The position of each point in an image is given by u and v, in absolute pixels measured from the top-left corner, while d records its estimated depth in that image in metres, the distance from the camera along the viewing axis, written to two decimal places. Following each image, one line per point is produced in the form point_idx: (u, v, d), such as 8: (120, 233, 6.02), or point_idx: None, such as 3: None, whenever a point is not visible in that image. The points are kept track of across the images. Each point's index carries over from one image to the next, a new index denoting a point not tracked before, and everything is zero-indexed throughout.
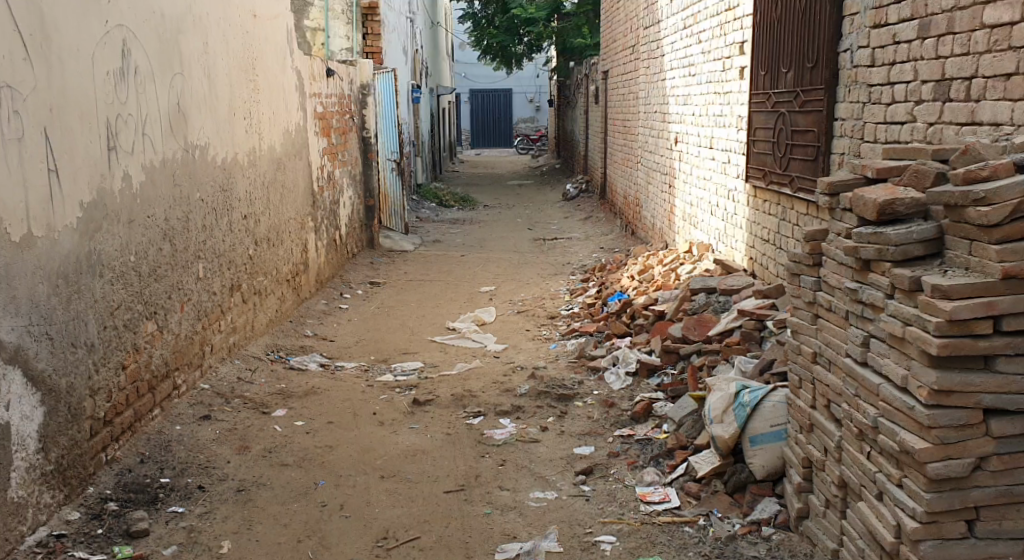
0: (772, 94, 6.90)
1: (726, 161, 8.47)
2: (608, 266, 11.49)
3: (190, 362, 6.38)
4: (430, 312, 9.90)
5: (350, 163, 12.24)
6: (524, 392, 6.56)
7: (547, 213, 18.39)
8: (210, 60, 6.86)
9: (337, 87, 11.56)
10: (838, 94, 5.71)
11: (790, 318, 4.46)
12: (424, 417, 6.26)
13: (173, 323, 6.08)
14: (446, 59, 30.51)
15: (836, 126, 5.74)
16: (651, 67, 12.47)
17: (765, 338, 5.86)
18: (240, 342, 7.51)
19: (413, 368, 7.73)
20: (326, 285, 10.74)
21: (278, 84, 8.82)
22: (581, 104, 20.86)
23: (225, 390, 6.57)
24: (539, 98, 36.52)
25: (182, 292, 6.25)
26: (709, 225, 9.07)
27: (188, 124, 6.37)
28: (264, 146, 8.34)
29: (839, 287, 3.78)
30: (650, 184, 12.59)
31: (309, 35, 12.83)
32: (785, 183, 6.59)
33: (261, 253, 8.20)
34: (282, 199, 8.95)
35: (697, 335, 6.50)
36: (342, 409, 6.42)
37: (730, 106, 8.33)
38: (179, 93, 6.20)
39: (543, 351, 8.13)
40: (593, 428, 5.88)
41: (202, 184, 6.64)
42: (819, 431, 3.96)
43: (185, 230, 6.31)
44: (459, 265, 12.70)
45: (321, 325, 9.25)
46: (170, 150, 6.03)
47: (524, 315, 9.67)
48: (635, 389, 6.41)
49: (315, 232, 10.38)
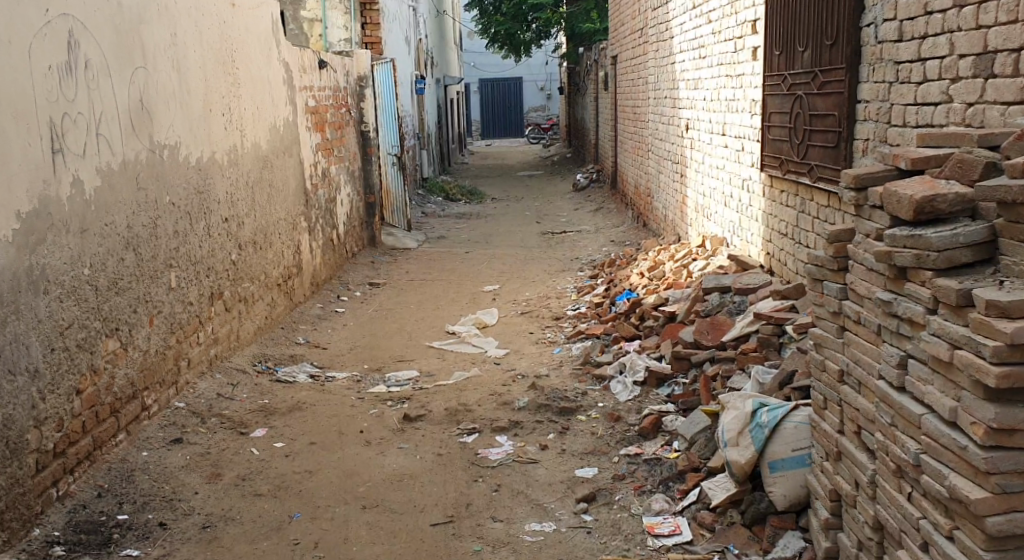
0: (788, 75, 6.39)
1: (740, 149, 7.95)
2: (618, 261, 10.96)
3: (164, 380, 5.91)
4: (431, 315, 9.42)
5: (347, 159, 11.74)
6: (523, 405, 6.06)
7: (557, 205, 17.87)
8: (181, 54, 6.40)
9: (331, 80, 11.07)
10: (862, 72, 5.21)
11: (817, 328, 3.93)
12: (414, 435, 5.77)
13: (141, 339, 5.61)
14: (453, 49, 29.99)
15: (859, 108, 5.27)
16: (660, 51, 11.94)
17: (784, 345, 5.35)
18: (223, 354, 7.04)
19: (409, 377, 7.24)
20: (322, 288, 10.27)
21: (263, 77, 8.34)
22: (591, 92, 20.31)
23: (201, 408, 6.09)
24: (550, 86, 35.96)
25: (152, 304, 5.78)
26: (723, 217, 8.55)
27: (155, 121, 5.92)
28: (247, 144, 7.85)
29: (870, 297, 3.27)
30: (661, 173, 12.07)
31: (305, 26, 12.39)
32: (803, 173, 6.11)
33: (246, 257, 7.73)
34: (270, 200, 8.46)
35: (709, 340, 6.04)
36: (327, 427, 5.93)
37: (743, 89, 7.79)
38: (142, 89, 5.77)
39: (547, 357, 7.64)
40: (598, 447, 5.37)
41: (173, 187, 6.17)
42: (848, 463, 3.45)
43: (154, 238, 5.84)
44: (463, 263, 12.21)
45: (314, 331, 8.77)
46: (134, 152, 5.60)
47: (529, 316, 9.16)
48: (644, 401, 5.91)
49: (309, 233, 9.90)
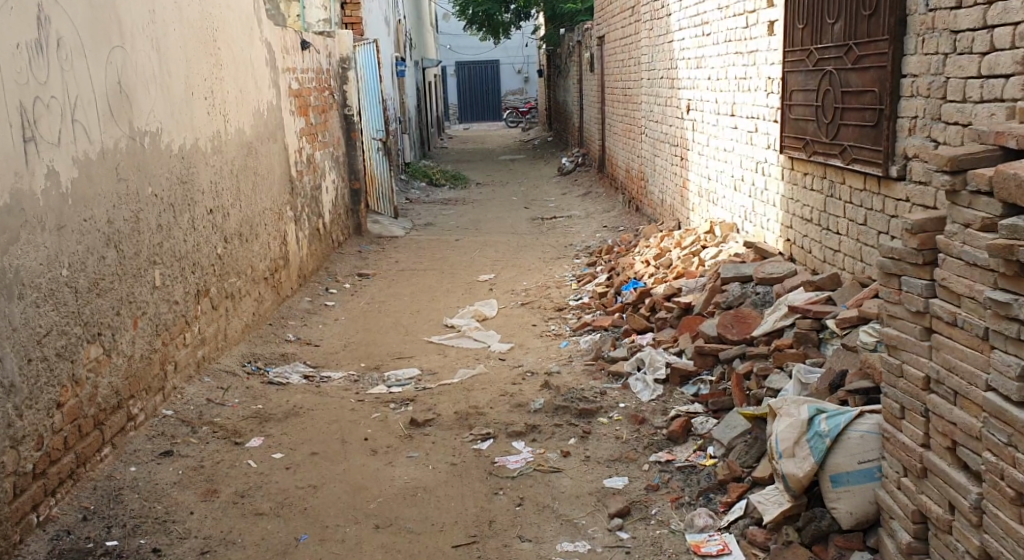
0: (814, 49, 6.02)
1: (753, 130, 7.55)
2: (616, 248, 10.56)
3: (149, 386, 5.45)
4: (426, 307, 8.98)
5: (332, 144, 11.25)
6: (539, 407, 5.65)
7: (544, 189, 17.45)
8: (160, 32, 5.93)
9: (314, 62, 10.57)
10: (907, 43, 4.87)
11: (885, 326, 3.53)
12: (424, 443, 5.34)
13: (124, 343, 5.14)
14: (430, 31, 29.37)
15: (904, 84, 4.92)
16: (655, 30, 11.53)
17: (825, 341, 4.98)
18: (211, 355, 6.58)
19: (410, 376, 6.81)
20: (310, 280, 9.81)
21: (246, 59, 7.85)
22: (574, 74, 19.88)
23: (191, 416, 5.63)
24: (527, 69, 35.46)
25: (135, 304, 5.32)
26: (733, 202, 8.16)
27: (134, 105, 5.45)
28: (231, 130, 7.37)
29: (978, 298, 3.00)
30: (657, 156, 11.67)
31: (284, 7, 11.85)
32: (834, 154, 5.76)
33: (232, 250, 7.26)
34: (255, 188, 7.98)
35: (735, 334, 5.65)
36: (328, 434, 5.50)
37: (756, 67, 7.41)
38: (120, 70, 5.30)
39: (554, 351, 7.23)
40: (625, 453, 4.97)
41: (155, 176, 5.70)
42: (946, 486, 3.16)
43: (136, 232, 5.37)
44: (454, 251, 11.77)
45: (305, 327, 8.31)
46: (111, 139, 5.13)
47: (529, 307, 8.74)
48: (669, 402, 5.53)
49: (295, 222, 9.41)
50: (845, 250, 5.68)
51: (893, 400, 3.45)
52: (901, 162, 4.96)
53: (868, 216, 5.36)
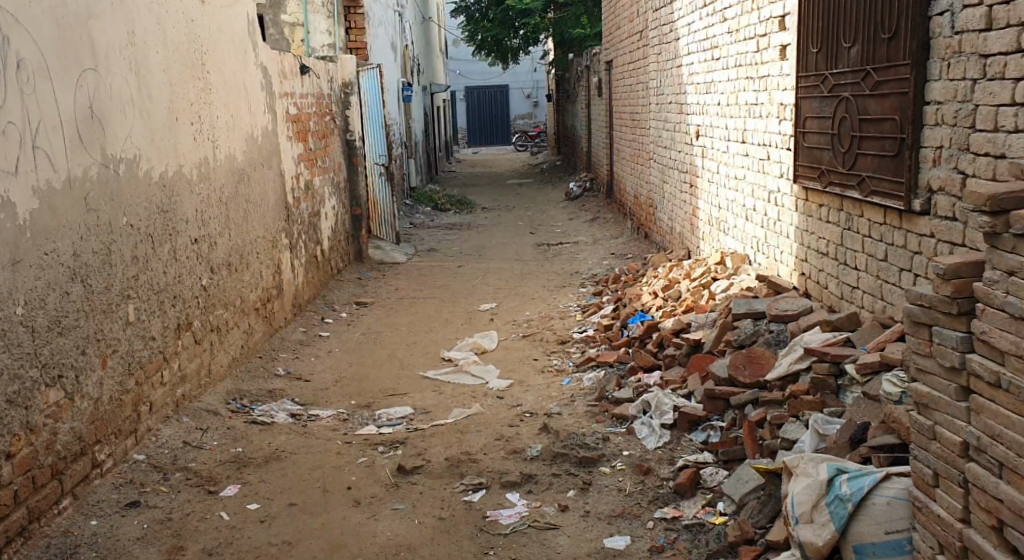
0: (829, 75, 5.68)
1: (765, 157, 7.19)
2: (623, 277, 10.19)
3: (119, 430, 5.10)
4: (425, 339, 8.62)
5: (332, 170, 10.93)
6: (535, 455, 5.29)
7: (551, 214, 17.10)
8: (141, 52, 5.57)
9: (314, 85, 10.25)
10: (931, 68, 4.50)
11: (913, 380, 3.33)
12: (411, 494, 4.98)
13: (90, 385, 4.81)
14: (439, 55, 29.13)
15: (928, 110, 4.55)
16: (664, 53, 11.21)
17: (844, 388, 4.62)
18: (192, 393, 6.21)
19: (402, 416, 6.43)
20: (305, 310, 9.46)
21: (240, 82, 7.53)
22: (583, 99, 19.57)
23: (164, 461, 5.29)
24: (537, 93, 35.23)
25: (105, 342, 4.98)
26: (745, 233, 7.80)
27: (108, 130, 5.12)
28: (220, 155, 6.94)
29: None
30: (666, 183, 11.32)
31: (287, 31, 11.59)
32: (851, 185, 5.40)
33: (220, 282, 6.91)
34: (247, 216, 7.62)
35: (746, 377, 5.33)
36: (309, 483, 5.15)
37: (768, 92, 7.07)
38: (91, 94, 4.98)
39: (555, 389, 6.85)
40: (627, 508, 4.65)
41: (131, 205, 5.35)
42: None
43: (107, 265, 5.03)
44: (456, 279, 11.41)
45: (296, 360, 7.95)
46: (79, 166, 4.81)
47: (531, 339, 8.36)
48: (676, 449, 5.18)
49: (290, 250, 9.07)
50: (864, 287, 5.33)
51: (923, 465, 3.25)
52: (924, 196, 4.58)
53: (888, 252, 5.00)
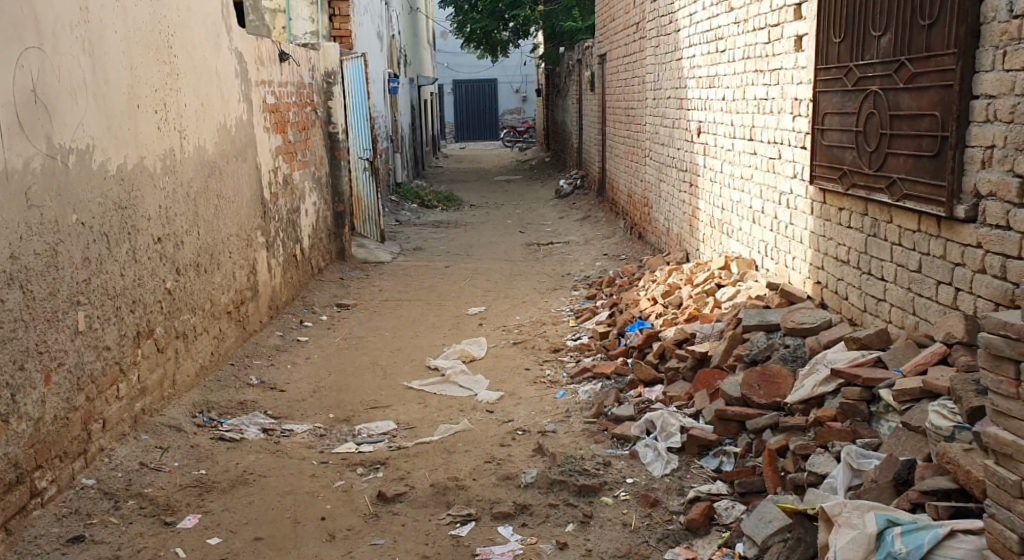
0: (855, 66, 5.19)
1: (775, 156, 6.69)
2: (618, 280, 9.68)
3: (64, 452, 4.61)
4: (409, 345, 8.08)
5: (313, 164, 10.37)
6: (530, 482, 4.79)
7: (541, 212, 16.57)
8: (98, 31, 5.02)
9: (294, 75, 9.69)
10: (981, 58, 4.18)
11: (989, 430, 3.14)
12: (391, 526, 4.50)
13: (29, 405, 4.36)
14: (427, 49, 28.48)
15: (976, 105, 4.21)
16: (662, 47, 10.71)
17: (878, 417, 4.25)
18: (155, 406, 5.65)
19: (385, 431, 5.89)
20: (282, 312, 8.90)
21: (212, 68, 6.96)
22: (574, 93, 19.03)
23: (116, 486, 4.79)
24: (526, 88, 34.68)
25: (48, 354, 4.50)
26: (751, 236, 7.31)
27: (55, 117, 4.61)
28: (189, 147, 6.38)
29: None
30: (663, 181, 10.83)
31: (267, 18, 11.05)
32: (879, 188, 4.94)
33: (188, 284, 6.35)
34: (219, 213, 7.06)
35: (762, 397, 4.83)
36: (279, 512, 4.66)
37: (779, 86, 6.56)
38: (35, 76, 4.48)
39: (551, 402, 6.34)
40: (634, 548, 4.19)
41: (83, 200, 4.81)
42: None
43: (52, 269, 4.54)
44: (443, 279, 10.87)
45: (271, 368, 7.39)
46: (18, 157, 4.33)
47: (523, 346, 7.83)
48: (686, 477, 4.70)
49: (266, 248, 8.50)
50: (893, 300, 4.86)
51: (1006, 528, 3.04)
52: (970, 201, 4.23)
53: (924, 262, 4.57)
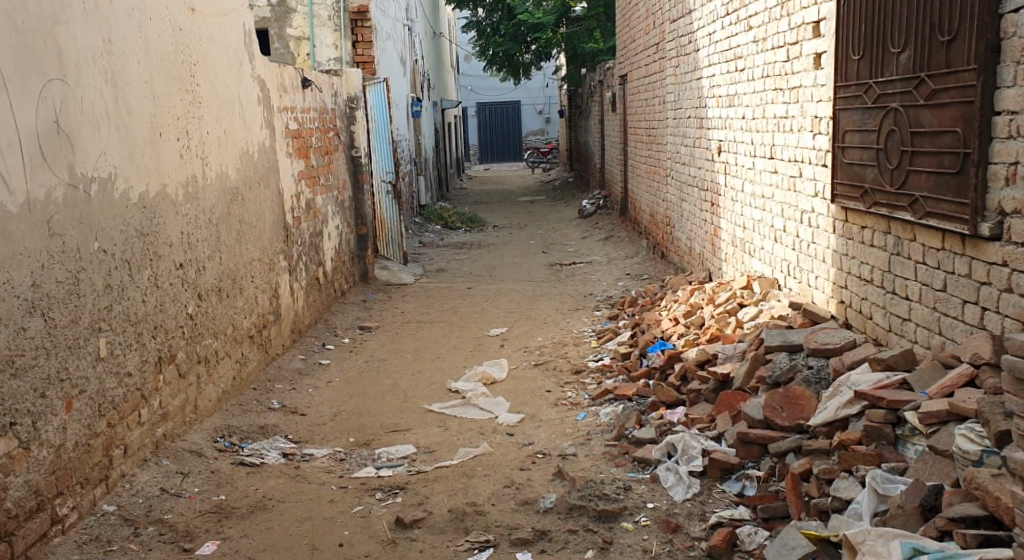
0: (874, 83, 5.14)
1: (796, 174, 6.63)
2: (640, 300, 9.64)
3: (85, 479, 4.64)
4: (431, 367, 8.05)
5: (335, 187, 10.40)
6: (549, 507, 4.75)
7: (564, 232, 16.54)
8: (120, 62, 5.06)
9: (316, 100, 9.74)
10: (1002, 74, 4.13)
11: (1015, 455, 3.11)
12: (409, 553, 4.48)
13: (50, 431, 4.38)
14: (451, 72, 28.64)
15: (999, 120, 4.16)
16: (681, 66, 10.69)
17: (903, 439, 4.20)
18: (176, 432, 5.65)
19: (404, 454, 5.86)
20: (304, 335, 8.90)
21: (234, 94, 6.99)
22: (596, 114, 19.04)
23: (136, 512, 4.79)
24: (549, 109, 34.79)
25: (70, 382, 4.53)
26: (773, 255, 7.25)
27: (78, 148, 4.65)
28: (211, 172, 6.41)
29: None
30: (684, 200, 10.79)
31: (292, 45, 11.15)
32: (901, 205, 4.88)
33: (211, 309, 6.36)
34: (241, 237, 7.07)
35: (785, 419, 4.76)
36: (297, 538, 4.65)
37: (800, 104, 6.50)
38: (58, 107, 4.52)
39: (573, 423, 6.29)
40: None
41: (104, 228, 4.83)
42: None
43: (74, 297, 4.57)
44: (466, 300, 10.86)
45: (292, 392, 7.38)
46: (41, 187, 4.38)
47: (544, 368, 7.78)
48: (708, 501, 4.64)
49: (288, 272, 8.50)
50: (918, 319, 4.80)
51: None
52: (995, 219, 4.18)
53: (948, 281, 4.52)
